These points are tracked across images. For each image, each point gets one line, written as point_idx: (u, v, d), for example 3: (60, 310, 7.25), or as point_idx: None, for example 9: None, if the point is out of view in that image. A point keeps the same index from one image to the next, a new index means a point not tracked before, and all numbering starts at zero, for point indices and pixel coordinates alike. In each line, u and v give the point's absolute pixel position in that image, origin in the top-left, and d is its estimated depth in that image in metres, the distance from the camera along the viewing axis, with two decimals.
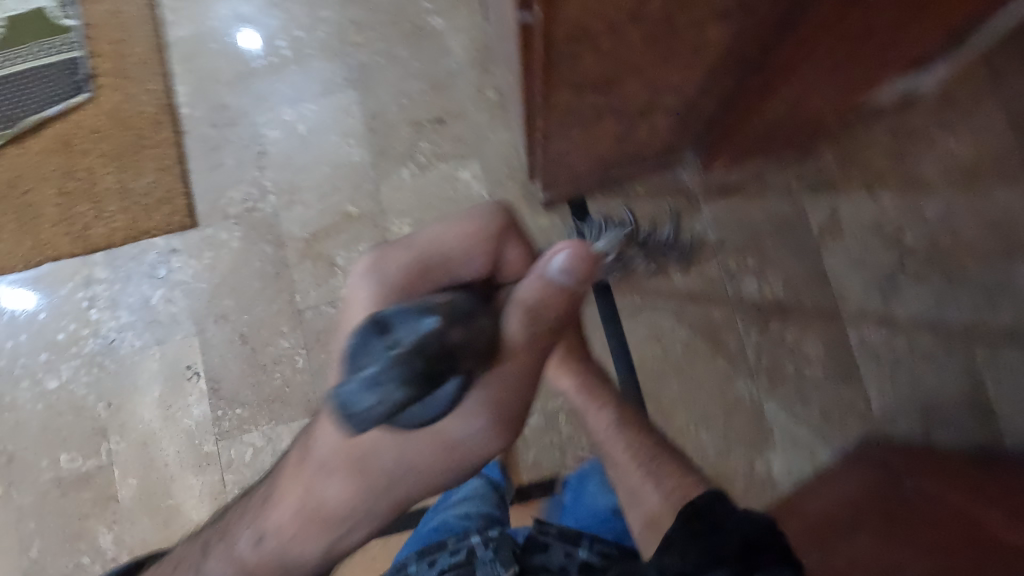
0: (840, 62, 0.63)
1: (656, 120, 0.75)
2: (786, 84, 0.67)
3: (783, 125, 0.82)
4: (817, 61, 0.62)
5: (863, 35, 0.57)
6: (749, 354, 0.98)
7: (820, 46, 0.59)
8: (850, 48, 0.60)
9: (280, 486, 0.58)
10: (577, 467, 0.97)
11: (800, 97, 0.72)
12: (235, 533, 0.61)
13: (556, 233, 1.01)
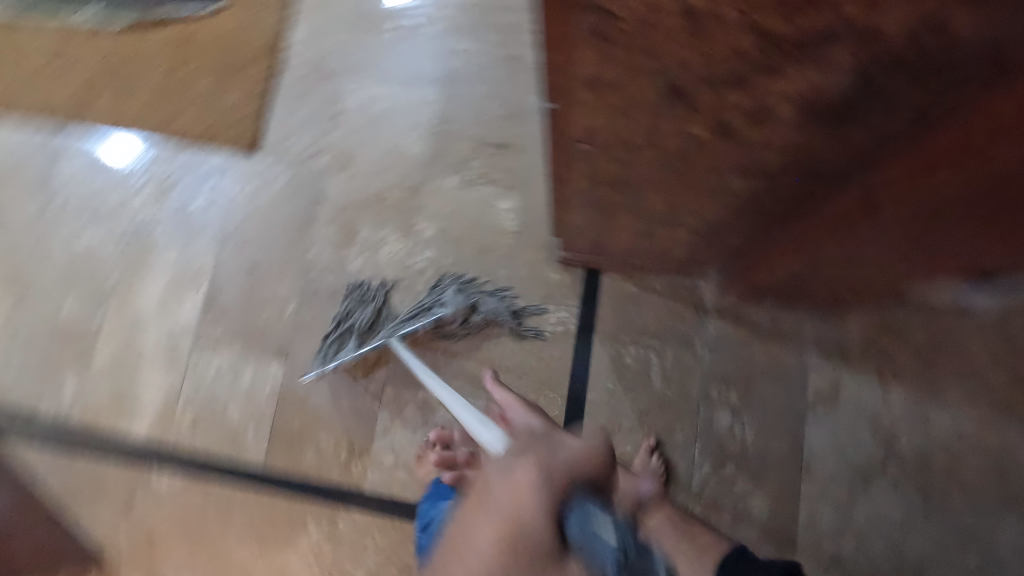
0: (863, 247, 0.63)
1: (675, 233, 0.76)
2: (806, 248, 0.68)
3: (803, 284, 0.80)
4: (838, 237, 0.62)
5: (884, 233, 0.57)
6: (693, 485, 0.94)
7: (841, 228, 0.59)
8: (870, 239, 0.60)
9: None
10: None
11: (822, 264, 0.72)
12: None
13: (559, 291, 1.02)
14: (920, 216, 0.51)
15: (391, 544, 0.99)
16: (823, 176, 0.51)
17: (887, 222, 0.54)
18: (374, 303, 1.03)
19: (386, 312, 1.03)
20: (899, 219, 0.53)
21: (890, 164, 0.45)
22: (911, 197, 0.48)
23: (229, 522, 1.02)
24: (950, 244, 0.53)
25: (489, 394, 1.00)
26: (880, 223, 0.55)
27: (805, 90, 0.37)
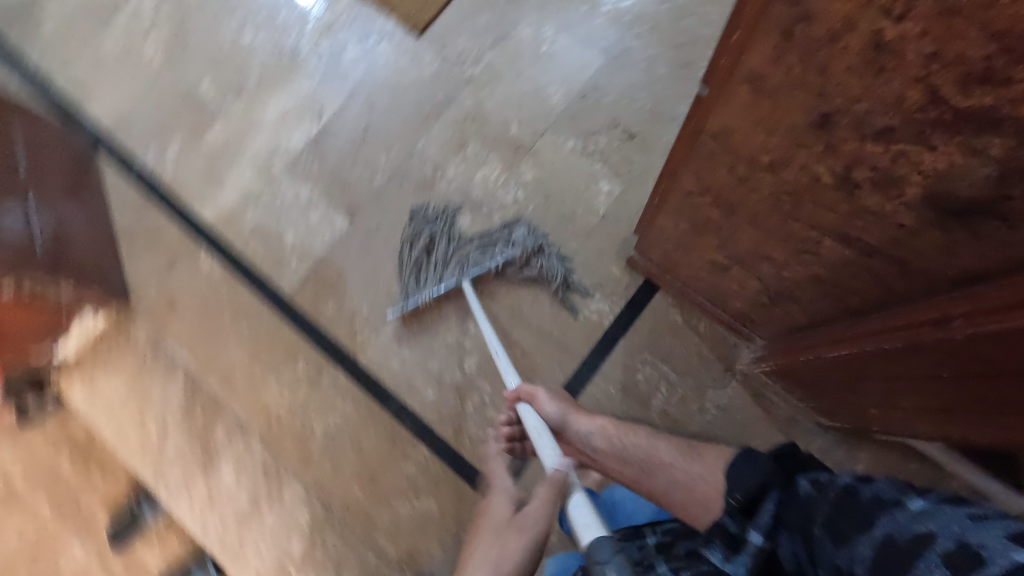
0: (910, 389, 0.60)
1: (747, 280, 0.77)
2: (854, 366, 0.66)
3: (826, 389, 0.79)
4: (891, 367, 0.60)
5: (943, 383, 0.55)
6: None
7: (901, 358, 0.57)
8: (921, 383, 0.58)
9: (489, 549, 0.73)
10: (446, 436, 1.03)
11: (858, 388, 0.70)
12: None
13: (611, 287, 1.05)
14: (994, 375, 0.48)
15: (353, 417, 1.05)
16: (908, 273, 0.51)
17: (953, 370, 0.52)
18: (441, 231, 1.07)
19: (450, 242, 1.06)
20: (966, 370, 0.51)
21: (992, 303, 0.44)
22: (998, 349, 0.45)
23: (237, 326, 1.11)
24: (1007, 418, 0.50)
25: (504, 340, 1.04)
26: (941, 368, 0.53)
27: (940, 175, 0.38)
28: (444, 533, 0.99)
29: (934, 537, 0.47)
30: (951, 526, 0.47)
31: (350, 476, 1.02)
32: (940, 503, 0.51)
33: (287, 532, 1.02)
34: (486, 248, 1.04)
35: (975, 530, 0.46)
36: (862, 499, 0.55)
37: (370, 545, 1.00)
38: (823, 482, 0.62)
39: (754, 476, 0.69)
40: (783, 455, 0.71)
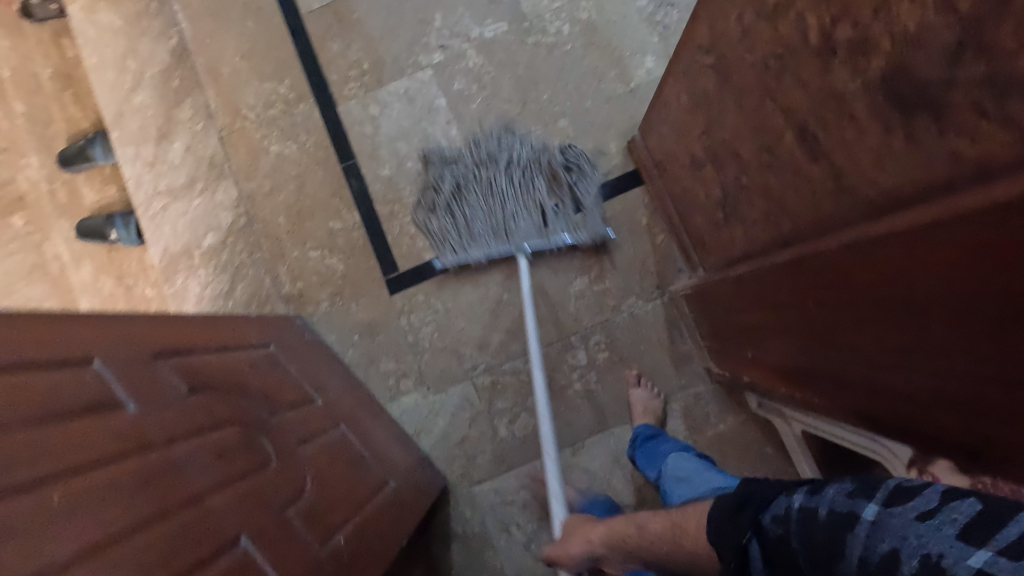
0: (827, 321, 0.53)
1: (712, 186, 0.73)
2: (772, 303, 0.62)
3: (732, 323, 0.77)
4: (803, 306, 0.56)
5: (841, 329, 0.51)
6: (506, 367, 1.00)
7: (815, 296, 0.54)
8: (822, 327, 0.54)
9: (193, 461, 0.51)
10: (380, 216, 1.03)
11: (765, 335, 0.67)
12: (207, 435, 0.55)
13: (600, 160, 1.01)
14: (897, 314, 0.43)
15: (309, 156, 1.04)
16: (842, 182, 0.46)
17: (854, 311, 0.48)
18: (475, 168, 0.98)
19: (484, 185, 0.97)
20: (867, 312, 0.47)
21: (906, 221, 0.39)
22: (902, 280, 0.41)
23: (245, 19, 1.08)
24: (888, 373, 0.47)
25: (477, 158, 1.02)
26: (844, 306, 0.49)
27: (907, 40, 0.34)
28: (337, 295, 1.02)
29: (900, 561, 0.33)
30: (913, 530, 0.34)
31: (282, 206, 1.04)
32: (891, 504, 0.36)
33: (206, 223, 1.04)
34: (530, 191, 0.96)
35: (933, 535, 0.33)
36: (823, 519, 0.39)
37: (268, 272, 1.03)
38: (788, 512, 0.42)
39: (716, 520, 0.49)
40: (743, 502, 0.47)
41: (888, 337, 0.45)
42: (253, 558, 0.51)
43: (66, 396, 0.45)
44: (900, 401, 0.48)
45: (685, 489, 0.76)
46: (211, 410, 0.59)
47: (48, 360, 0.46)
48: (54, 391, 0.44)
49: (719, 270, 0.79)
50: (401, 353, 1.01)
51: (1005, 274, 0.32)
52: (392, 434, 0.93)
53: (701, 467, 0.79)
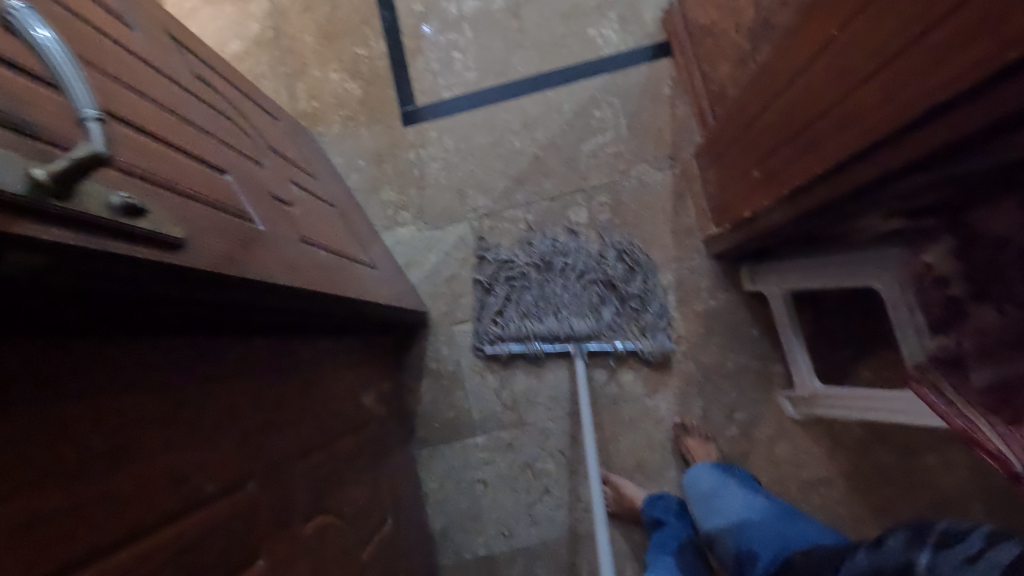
0: (802, 98, 0.58)
1: (745, 10, 0.73)
2: (781, 88, 0.62)
3: (737, 161, 0.77)
4: (813, 63, 0.55)
5: (844, 63, 0.50)
6: (506, 215, 0.99)
7: (826, 37, 0.52)
8: (826, 72, 0.53)
9: (205, 140, 0.48)
10: (406, 50, 1.03)
11: (770, 137, 0.66)
12: (220, 140, 0.52)
13: (633, 26, 1.01)
14: (854, 31, 0.48)
15: None
16: None
17: (861, 22, 0.47)
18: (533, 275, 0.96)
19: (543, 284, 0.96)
20: (835, 52, 0.51)
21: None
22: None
23: None
24: (847, 116, 0.51)
25: (511, 7, 1.02)
26: (852, 24, 0.48)
27: None
28: (351, 119, 1.02)
29: None
30: None
31: (312, 25, 1.04)
32: None
33: (233, 32, 1.04)
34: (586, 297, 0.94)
35: None
36: None
37: (287, 88, 1.03)
38: None
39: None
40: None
41: (887, 31, 0.44)
42: (237, 194, 0.47)
43: None
44: (850, 146, 0.51)
45: (717, 517, 0.78)
46: (211, 97, 0.58)
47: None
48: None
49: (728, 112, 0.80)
50: (404, 184, 1.00)
51: None
52: (384, 253, 0.92)
53: (724, 481, 0.81)
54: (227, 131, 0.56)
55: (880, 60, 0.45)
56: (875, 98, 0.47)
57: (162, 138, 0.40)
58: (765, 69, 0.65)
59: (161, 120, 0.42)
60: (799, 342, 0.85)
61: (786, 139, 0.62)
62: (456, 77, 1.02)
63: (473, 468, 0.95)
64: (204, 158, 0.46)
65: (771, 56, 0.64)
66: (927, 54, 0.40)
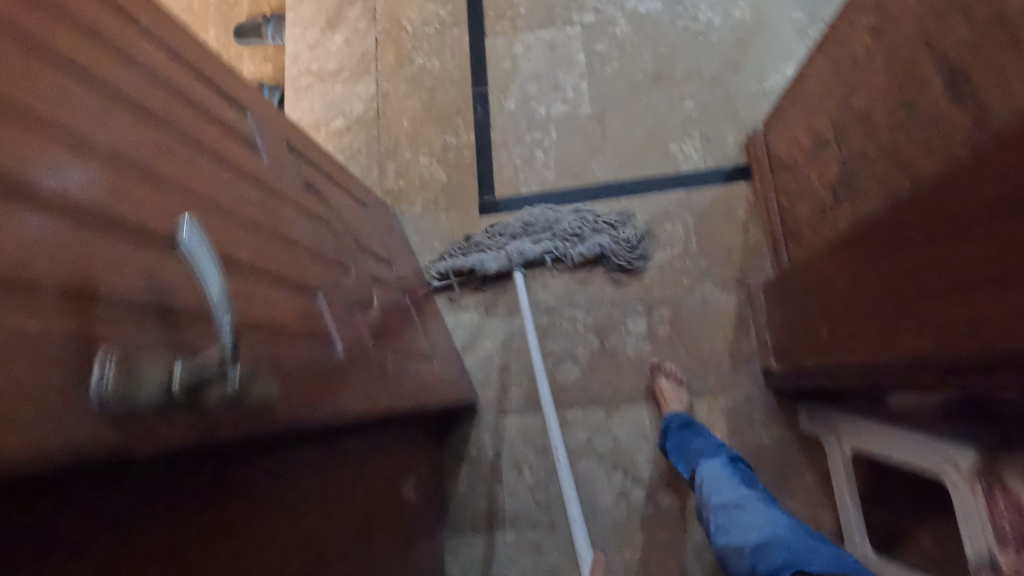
0: (880, 273, 0.58)
1: (831, 164, 0.73)
2: (857, 252, 0.62)
3: (805, 308, 0.76)
4: (880, 256, 0.58)
5: (925, 260, 0.50)
6: (564, 314, 1.01)
7: (893, 240, 0.55)
8: (908, 264, 0.53)
9: (305, 262, 0.53)
10: (491, 144, 1.09)
11: (841, 296, 0.66)
12: (315, 254, 0.57)
13: (715, 146, 1.03)
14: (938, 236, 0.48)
15: (445, 73, 1.12)
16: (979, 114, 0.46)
17: (927, 242, 0.50)
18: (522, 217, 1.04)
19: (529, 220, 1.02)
20: (918, 246, 0.51)
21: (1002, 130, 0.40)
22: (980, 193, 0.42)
23: None
24: (925, 311, 0.50)
25: (597, 114, 1.06)
26: (919, 241, 0.51)
27: None
28: (433, 202, 1.08)
29: None
30: None
31: (410, 110, 1.12)
32: None
33: (339, 109, 1.14)
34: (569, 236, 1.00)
35: None
36: None
37: (380, 165, 1.11)
38: None
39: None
40: None
41: (970, 257, 0.44)
42: (322, 317, 0.51)
43: (205, 96, 0.48)
44: (929, 342, 0.50)
45: (736, 528, 0.74)
46: (313, 203, 0.63)
47: (208, 73, 0.51)
48: (209, 93, 0.50)
49: (805, 259, 0.79)
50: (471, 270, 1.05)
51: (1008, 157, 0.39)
52: (444, 336, 0.95)
53: (746, 491, 0.77)
54: (322, 238, 0.61)
55: (964, 279, 0.45)
56: (959, 308, 0.46)
57: (271, 274, 0.45)
58: (848, 233, 0.65)
59: (273, 256, 0.47)
60: (850, 494, 0.82)
61: (859, 303, 0.62)
62: (536, 173, 1.06)
63: (498, 560, 0.95)
64: (299, 281, 0.50)
65: (858, 226, 0.64)
66: (991, 305, 0.42)
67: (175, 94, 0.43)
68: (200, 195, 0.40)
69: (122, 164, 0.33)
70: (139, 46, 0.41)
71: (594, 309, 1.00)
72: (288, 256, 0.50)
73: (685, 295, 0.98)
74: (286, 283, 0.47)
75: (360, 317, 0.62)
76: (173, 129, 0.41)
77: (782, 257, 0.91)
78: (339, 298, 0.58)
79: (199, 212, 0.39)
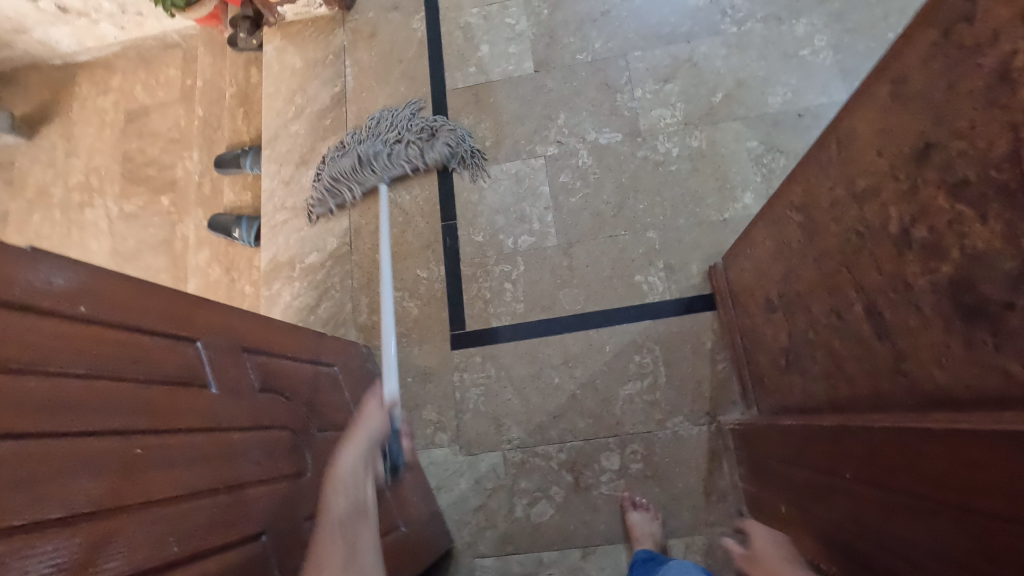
0: (817, 455, 0.59)
1: (781, 330, 0.74)
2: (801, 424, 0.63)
3: (761, 471, 0.77)
4: (811, 469, 0.60)
5: (861, 474, 0.51)
6: (537, 450, 1.01)
7: (837, 470, 0.55)
8: (842, 465, 0.54)
9: (252, 499, 0.54)
10: (461, 277, 1.11)
11: (787, 464, 0.67)
12: (266, 480, 0.58)
13: (679, 276, 1.05)
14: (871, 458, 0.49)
15: (415, 207, 1.16)
16: (898, 359, 0.47)
17: (865, 488, 0.50)
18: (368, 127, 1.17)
19: (373, 124, 1.17)
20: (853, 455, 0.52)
21: (938, 420, 0.41)
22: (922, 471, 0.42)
23: (397, 82, 1.24)
24: (858, 523, 0.51)
25: (563, 246, 1.09)
26: (858, 482, 0.51)
27: (978, 257, 0.36)
28: (405, 335, 1.10)
29: None
30: None
31: (381, 244, 1.15)
32: None
33: (313, 244, 1.17)
34: (402, 142, 1.14)
35: None
36: None
37: (353, 299, 1.13)
38: None
39: None
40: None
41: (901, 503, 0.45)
42: (266, 557, 0.53)
43: (144, 355, 0.50)
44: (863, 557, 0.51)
45: None
46: (269, 408, 0.65)
47: (155, 324, 0.54)
48: (150, 347, 0.51)
49: (766, 416, 0.80)
50: (444, 406, 1.05)
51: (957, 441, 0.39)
52: (418, 483, 0.95)
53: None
54: (278, 448, 0.62)
55: (896, 522, 0.46)
56: (889, 543, 0.47)
57: (205, 542, 0.47)
58: (799, 416, 0.66)
59: (213, 519, 0.48)
60: None
61: (800, 476, 0.63)
62: (505, 305, 1.08)
63: None
64: (243, 531, 0.51)
65: (809, 411, 0.65)
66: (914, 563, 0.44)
67: (105, 377, 0.45)
68: (125, 495, 0.42)
69: (30, 529, 0.36)
70: (60, 349, 0.43)
71: (567, 445, 1.00)
72: (232, 504, 0.51)
73: (656, 429, 0.99)
74: (223, 544, 0.49)
75: (316, 526, 0.62)
76: (104, 431, 0.43)
77: (750, 396, 0.91)
78: (290, 518, 0.59)
79: (119, 518, 0.41)
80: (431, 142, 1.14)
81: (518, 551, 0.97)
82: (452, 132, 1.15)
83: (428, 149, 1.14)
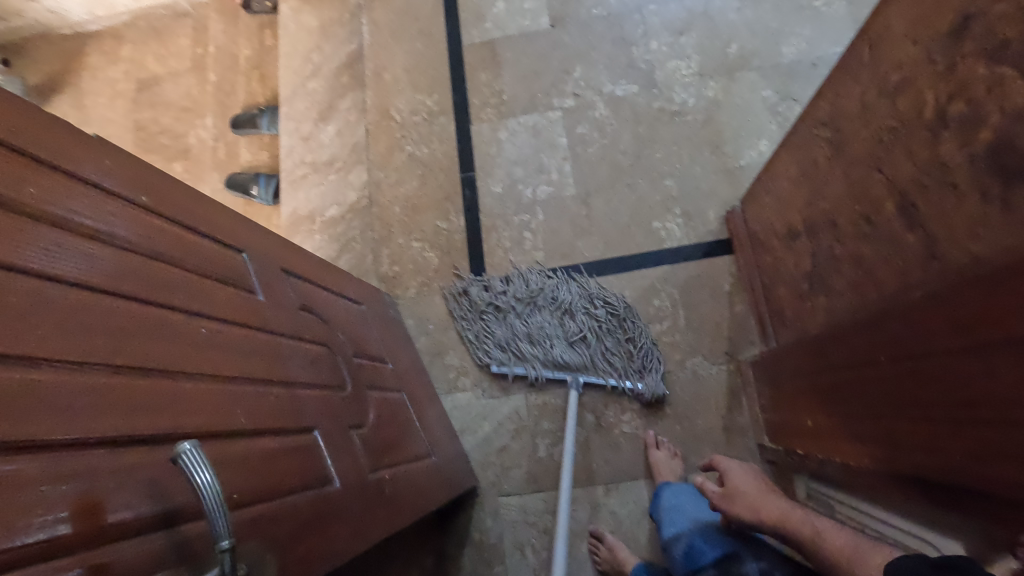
0: (852, 348, 0.61)
1: (803, 255, 0.76)
2: (837, 325, 0.65)
3: (787, 396, 0.79)
4: (844, 365, 0.63)
5: (900, 349, 0.53)
6: (560, 392, 1.02)
7: (874, 355, 0.57)
8: (880, 347, 0.56)
9: (303, 394, 0.56)
10: (480, 228, 1.12)
11: (818, 373, 0.69)
12: (314, 383, 0.60)
13: (697, 223, 1.06)
14: (910, 331, 0.51)
15: (433, 160, 1.17)
16: (928, 241, 0.49)
17: (904, 363, 0.52)
18: (528, 301, 1.04)
19: (530, 294, 1.05)
20: (891, 334, 0.54)
21: (975, 278, 0.44)
22: (973, 334, 0.44)
23: (413, 39, 1.25)
24: (894, 398, 0.54)
25: (582, 196, 1.11)
26: (896, 361, 0.54)
27: (1017, 112, 0.38)
28: (426, 286, 1.11)
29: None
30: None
31: (401, 197, 1.16)
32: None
33: (333, 199, 1.18)
34: (578, 340, 1.01)
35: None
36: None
37: (374, 252, 1.14)
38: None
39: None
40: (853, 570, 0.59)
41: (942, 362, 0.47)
42: (318, 449, 0.55)
43: (198, 249, 0.51)
44: (898, 431, 0.54)
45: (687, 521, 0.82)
46: (309, 325, 0.66)
47: (207, 227, 0.55)
48: (204, 244, 0.53)
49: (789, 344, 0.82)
50: (467, 352, 1.07)
51: (995, 287, 0.41)
52: (443, 423, 0.97)
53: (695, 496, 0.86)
54: (322, 360, 0.64)
55: (934, 382, 0.48)
56: (926, 406, 0.49)
57: (265, 421, 0.49)
58: (825, 329, 0.68)
59: (270, 403, 0.50)
60: None
61: (831, 376, 0.65)
62: (525, 254, 1.10)
63: None
64: (298, 419, 0.53)
65: (835, 322, 0.67)
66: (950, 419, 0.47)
67: (167, 257, 0.46)
68: (194, 364, 0.43)
69: (119, 371, 0.37)
70: (128, 223, 0.44)
71: (588, 387, 1.02)
72: (286, 394, 0.53)
73: (676, 370, 1.00)
74: (280, 428, 0.50)
75: (360, 434, 0.64)
76: (172, 304, 0.44)
77: (769, 334, 0.93)
78: (337, 421, 0.61)
79: (191, 381, 0.42)
80: (604, 319, 1.02)
81: (542, 489, 0.99)
82: (614, 301, 1.03)
83: (609, 354, 1.01)
